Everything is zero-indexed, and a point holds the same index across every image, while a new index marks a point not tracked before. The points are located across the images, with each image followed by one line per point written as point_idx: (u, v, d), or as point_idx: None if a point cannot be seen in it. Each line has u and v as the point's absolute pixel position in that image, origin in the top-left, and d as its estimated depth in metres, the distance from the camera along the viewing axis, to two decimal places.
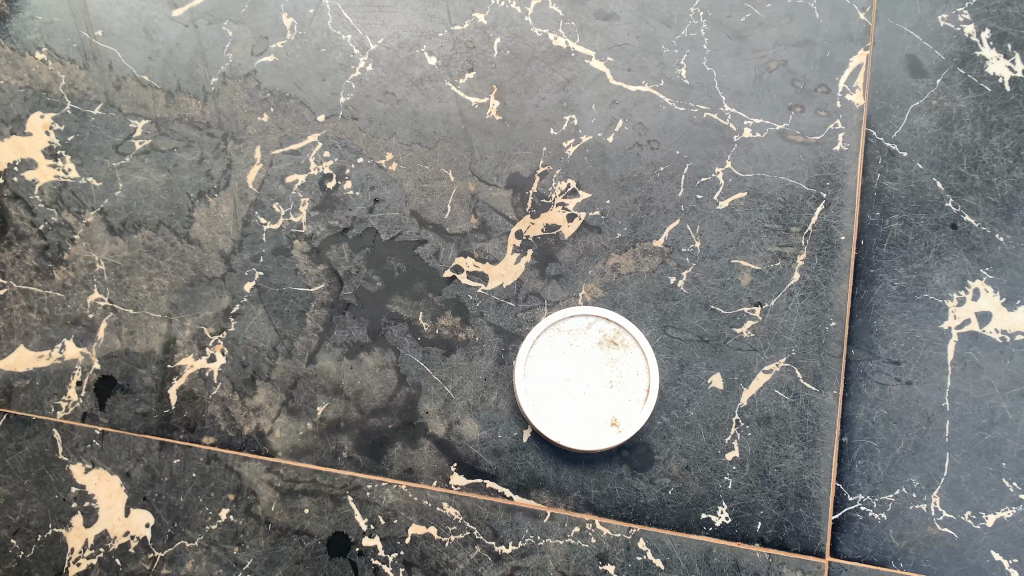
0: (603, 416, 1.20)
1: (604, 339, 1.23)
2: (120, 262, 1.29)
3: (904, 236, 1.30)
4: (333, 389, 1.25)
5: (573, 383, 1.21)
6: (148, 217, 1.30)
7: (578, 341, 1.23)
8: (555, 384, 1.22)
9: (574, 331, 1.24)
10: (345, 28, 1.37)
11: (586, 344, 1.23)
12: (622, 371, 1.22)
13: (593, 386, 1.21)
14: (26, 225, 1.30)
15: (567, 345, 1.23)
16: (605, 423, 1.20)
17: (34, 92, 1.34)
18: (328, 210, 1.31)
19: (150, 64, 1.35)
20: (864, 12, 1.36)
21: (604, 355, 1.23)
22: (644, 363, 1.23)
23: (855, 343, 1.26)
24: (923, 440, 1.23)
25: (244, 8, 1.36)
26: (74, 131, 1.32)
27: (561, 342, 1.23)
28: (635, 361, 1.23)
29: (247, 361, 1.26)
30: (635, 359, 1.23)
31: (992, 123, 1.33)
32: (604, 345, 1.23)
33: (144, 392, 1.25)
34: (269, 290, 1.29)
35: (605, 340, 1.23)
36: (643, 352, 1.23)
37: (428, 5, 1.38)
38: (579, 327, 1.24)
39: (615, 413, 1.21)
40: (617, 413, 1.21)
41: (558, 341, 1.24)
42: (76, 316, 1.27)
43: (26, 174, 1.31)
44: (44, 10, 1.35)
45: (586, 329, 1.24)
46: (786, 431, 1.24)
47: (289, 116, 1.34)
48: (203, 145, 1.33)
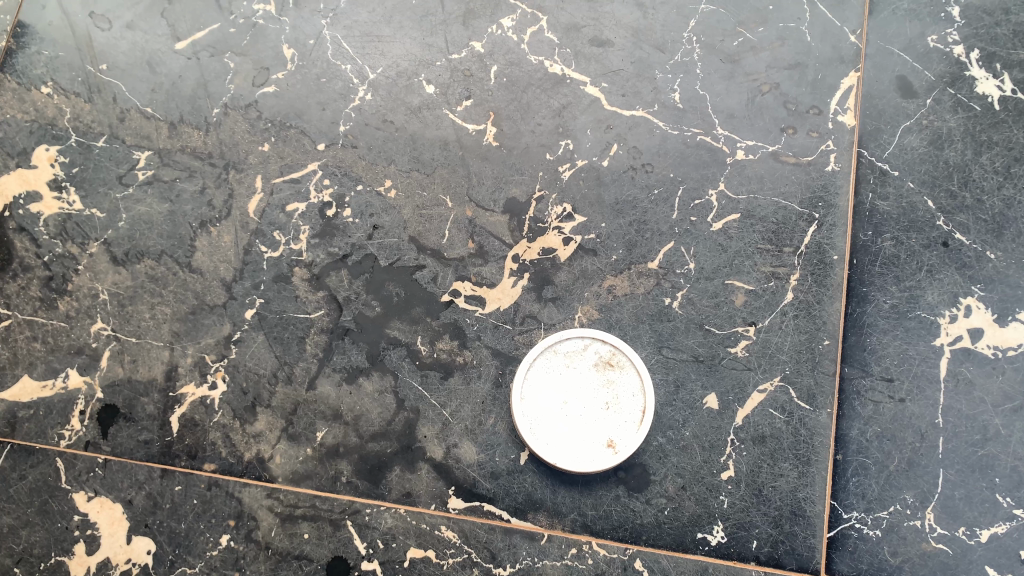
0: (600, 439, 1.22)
1: (599, 361, 1.25)
2: (124, 291, 1.31)
3: (895, 254, 1.31)
4: (333, 415, 1.27)
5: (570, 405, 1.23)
6: (150, 247, 1.33)
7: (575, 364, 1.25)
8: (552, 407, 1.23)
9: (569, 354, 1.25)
10: (344, 58, 1.40)
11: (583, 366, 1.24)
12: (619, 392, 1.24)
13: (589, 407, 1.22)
14: (31, 256, 1.32)
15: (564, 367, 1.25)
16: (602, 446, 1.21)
17: (40, 125, 1.37)
18: (328, 237, 1.33)
19: (153, 95, 1.38)
20: (855, 34, 1.39)
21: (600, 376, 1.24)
22: (640, 385, 1.24)
23: (848, 361, 1.27)
24: (916, 457, 1.24)
25: (245, 39, 1.40)
26: (78, 163, 1.35)
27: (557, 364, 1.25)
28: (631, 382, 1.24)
29: (248, 388, 1.28)
30: (631, 380, 1.24)
31: (981, 141, 1.35)
32: (599, 367, 1.25)
33: (146, 420, 1.27)
34: (270, 317, 1.31)
35: (599, 362, 1.25)
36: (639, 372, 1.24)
37: (426, 35, 1.41)
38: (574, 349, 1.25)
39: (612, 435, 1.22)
40: (614, 436, 1.22)
41: (554, 364, 1.25)
42: (80, 345, 1.30)
43: (31, 206, 1.34)
44: (50, 45, 1.39)
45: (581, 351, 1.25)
46: (781, 450, 1.25)
47: (290, 145, 1.37)
48: (205, 175, 1.35)
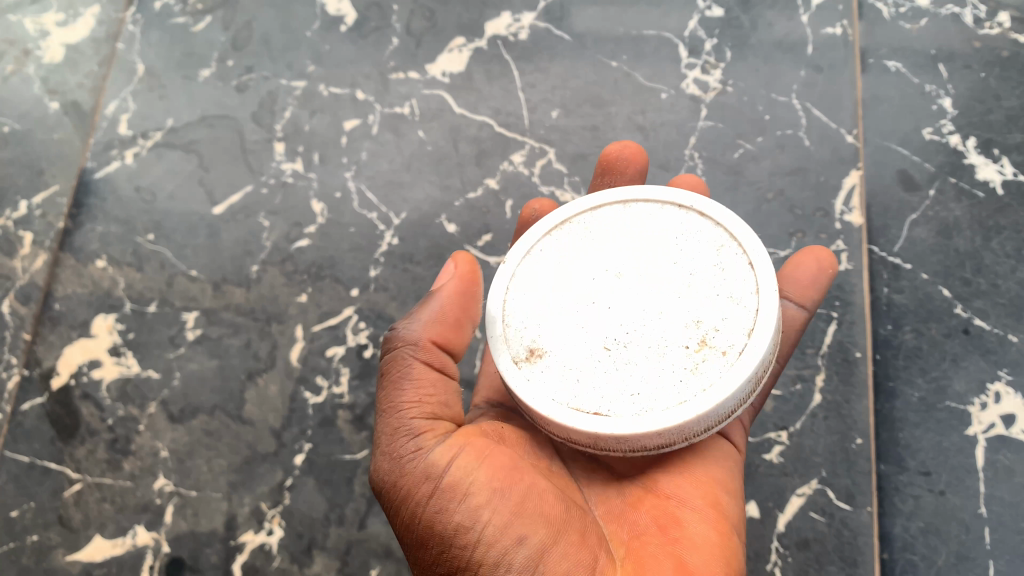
0: (766, 319, 0.95)
1: (497, 293, 1.08)
2: (182, 447, 1.39)
3: (918, 346, 1.34)
4: (384, 551, 1.31)
5: (724, 353, 0.94)
6: (203, 402, 1.41)
7: (536, 334, 1.02)
8: (657, 397, 0.93)
9: (514, 352, 1.02)
10: (369, 206, 1.50)
11: (518, 308, 1.05)
12: (609, 257, 1.03)
13: (585, 337, 0.99)
14: (96, 420, 1.41)
15: (561, 367, 0.99)
16: (740, 321, 0.96)
17: (98, 297, 1.48)
18: (367, 377, 1.40)
19: (199, 259, 1.49)
20: (851, 135, 1.46)
21: (552, 289, 1.04)
22: (558, 232, 1.09)
23: (882, 458, 1.30)
24: (964, 550, 1.24)
25: (277, 197, 1.52)
26: (135, 328, 1.46)
27: (595, 386, 0.96)
28: (552, 245, 1.08)
29: (303, 531, 1.33)
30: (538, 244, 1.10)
31: (989, 227, 1.38)
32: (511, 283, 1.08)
33: (209, 570, 1.33)
34: (319, 461, 1.37)
35: (617, 343, 0.97)
36: (525, 243, 1.10)
37: (444, 178, 1.51)
38: (498, 342, 1.04)
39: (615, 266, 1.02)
40: (634, 269, 1.01)
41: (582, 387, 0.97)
42: (145, 503, 1.37)
43: (94, 373, 1.44)
44: (103, 222, 1.53)
45: (525, 347, 1.02)
46: (826, 554, 1.26)
47: (326, 294, 1.45)
48: (250, 329, 1.45)
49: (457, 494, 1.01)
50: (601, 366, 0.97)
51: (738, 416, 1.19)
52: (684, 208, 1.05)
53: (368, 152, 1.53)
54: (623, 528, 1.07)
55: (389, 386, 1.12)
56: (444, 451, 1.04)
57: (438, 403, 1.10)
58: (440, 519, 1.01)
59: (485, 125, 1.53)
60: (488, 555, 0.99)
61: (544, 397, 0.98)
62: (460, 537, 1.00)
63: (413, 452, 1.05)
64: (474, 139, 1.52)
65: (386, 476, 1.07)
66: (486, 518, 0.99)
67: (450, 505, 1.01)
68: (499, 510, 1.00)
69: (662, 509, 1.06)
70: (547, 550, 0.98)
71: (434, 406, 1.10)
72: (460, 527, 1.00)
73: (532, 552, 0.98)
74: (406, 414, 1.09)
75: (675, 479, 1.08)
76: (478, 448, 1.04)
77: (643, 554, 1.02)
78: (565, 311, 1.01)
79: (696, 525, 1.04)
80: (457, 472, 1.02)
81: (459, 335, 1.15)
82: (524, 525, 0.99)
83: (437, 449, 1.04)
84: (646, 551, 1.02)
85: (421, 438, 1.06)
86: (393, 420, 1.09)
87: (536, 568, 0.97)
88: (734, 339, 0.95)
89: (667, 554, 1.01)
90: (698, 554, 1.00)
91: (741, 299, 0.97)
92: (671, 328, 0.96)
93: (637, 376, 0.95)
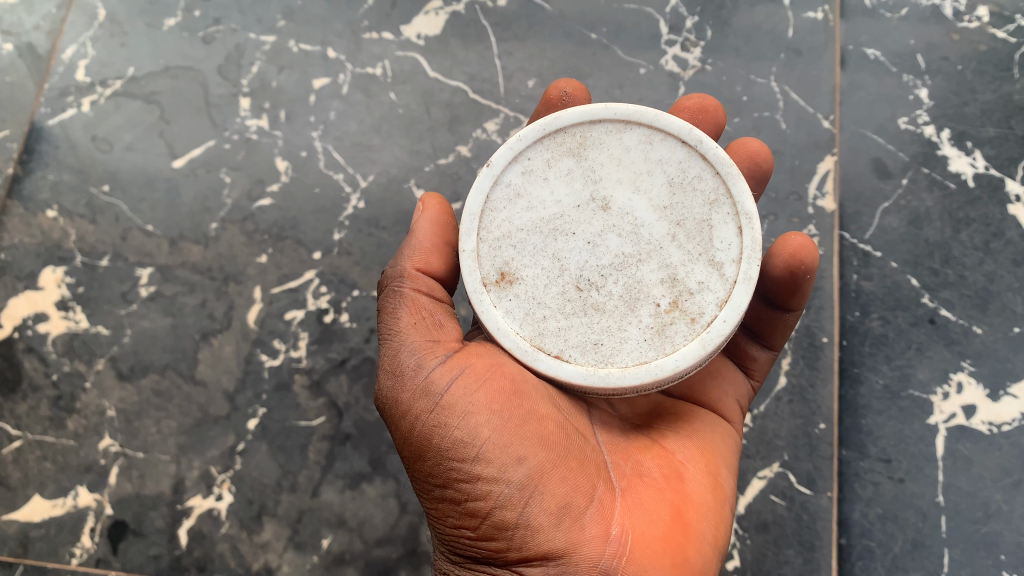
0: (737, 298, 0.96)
1: (478, 191, 1.02)
2: (129, 407, 1.34)
3: (884, 334, 1.34)
4: (338, 521, 1.28)
5: (688, 315, 0.97)
6: (154, 361, 1.36)
7: (510, 256, 1.00)
8: (620, 352, 0.97)
9: (483, 272, 1.00)
10: (337, 167, 1.46)
11: (496, 220, 1.01)
12: (597, 186, 0.99)
13: (559, 270, 0.98)
14: (40, 376, 1.35)
15: (532, 299, 0.99)
16: (712, 288, 0.97)
17: (46, 249, 1.42)
18: (327, 343, 1.36)
19: (155, 214, 1.44)
20: (828, 120, 1.45)
21: (532, 210, 1.00)
22: (551, 140, 1.02)
23: (844, 444, 1.29)
24: (920, 537, 1.25)
25: (240, 154, 1.47)
26: (85, 283, 1.40)
27: (561, 327, 0.98)
28: (543, 158, 1.02)
29: (253, 497, 1.30)
30: (527, 149, 1.02)
31: (959, 219, 1.39)
32: (494, 189, 1.02)
33: (154, 534, 1.29)
34: (273, 426, 1.32)
35: (590, 284, 0.97)
36: (515, 144, 1.02)
37: (414, 142, 1.47)
38: (468, 255, 1.01)
39: (603, 199, 0.99)
40: (619, 208, 0.99)
41: (548, 325, 0.98)
42: (89, 463, 1.32)
43: (39, 327, 1.38)
44: (55, 170, 1.47)
45: (498, 267, 1.00)
46: (784, 537, 1.26)
47: (287, 255, 1.41)
48: (206, 288, 1.40)
49: (458, 411, 0.99)
50: (571, 307, 0.98)
51: (734, 394, 1.21)
52: (685, 145, 1.00)
53: (337, 112, 1.49)
54: (626, 463, 1.06)
55: (386, 314, 1.10)
56: (445, 373, 1.01)
57: (431, 322, 1.07)
58: (442, 432, 0.99)
59: (458, 91, 1.49)
60: (488, 471, 0.97)
61: (509, 326, 0.99)
62: (460, 451, 0.98)
63: (414, 368, 1.03)
64: (447, 105, 1.49)
65: (386, 394, 1.05)
66: (487, 434, 0.98)
67: (451, 420, 0.99)
68: (501, 427, 0.98)
69: (665, 460, 1.07)
70: (547, 473, 0.97)
71: (427, 325, 1.07)
72: (457, 442, 0.98)
73: (532, 472, 0.97)
74: (403, 337, 1.06)
75: (681, 438, 1.11)
76: (480, 367, 1.02)
77: (640, 494, 1.02)
78: (544, 237, 0.99)
79: (695, 482, 1.05)
80: (457, 392, 1.00)
81: (441, 259, 1.12)
82: (525, 446, 0.98)
83: (440, 367, 1.02)
84: (645, 492, 1.02)
85: (423, 356, 1.04)
86: (391, 342, 1.07)
87: (536, 488, 0.96)
88: (703, 306, 0.97)
89: (663, 501, 1.02)
90: (693, 509, 1.02)
91: (719, 266, 0.97)
92: (645, 283, 0.97)
93: (604, 326, 0.97)
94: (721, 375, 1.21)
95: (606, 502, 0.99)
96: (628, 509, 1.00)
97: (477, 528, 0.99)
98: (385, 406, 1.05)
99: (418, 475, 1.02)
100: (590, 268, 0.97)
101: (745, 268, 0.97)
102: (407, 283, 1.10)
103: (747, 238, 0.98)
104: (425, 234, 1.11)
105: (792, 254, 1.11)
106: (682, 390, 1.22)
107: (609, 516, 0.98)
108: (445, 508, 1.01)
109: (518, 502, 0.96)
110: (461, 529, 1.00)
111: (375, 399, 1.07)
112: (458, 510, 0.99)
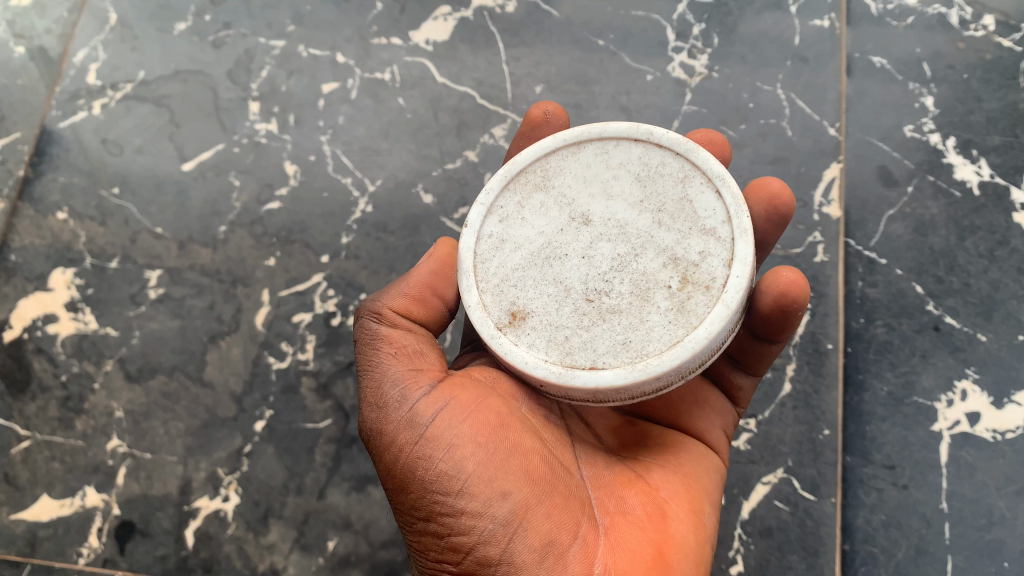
0: (742, 253, 0.95)
1: (466, 250, 1.04)
2: (137, 408, 1.35)
3: (889, 341, 1.34)
4: (343, 523, 1.29)
5: (709, 284, 0.95)
6: (162, 363, 1.37)
7: (515, 295, 1.00)
8: (650, 342, 0.94)
9: (494, 318, 1.00)
10: (345, 171, 1.47)
11: (490, 269, 1.03)
12: (572, 208, 1.01)
13: (565, 292, 0.97)
14: (49, 377, 1.36)
15: (549, 325, 0.98)
16: (714, 253, 0.96)
17: (56, 250, 1.43)
18: (333, 345, 1.37)
19: (164, 217, 1.45)
20: (833, 128, 1.46)
21: (521, 248, 1.01)
22: (515, 183, 1.05)
23: (848, 450, 1.30)
24: (924, 544, 1.25)
25: (249, 158, 1.48)
26: (94, 284, 1.41)
27: (587, 341, 0.96)
28: (514, 202, 1.04)
29: (260, 499, 1.30)
30: (498, 199, 1.05)
31: (964, 227, 1.39)
32: (479, 243, 1.04)
33: (161, 535, 1.30)
34: (280, 428, 1.33)
35: (598, 293, 0.96)
36: (484, 198, 1.06)
37: (422, 147, 1.48)
38: (474, 308, 1.01)
39: (583, 215, 1.00)
40: (605, 217, 0.99)
41: (574, 343, 0.96)
42: (97, 463, 1.33)
43: (49, 328, 1.39)
44: (65, 173, 1.48)
45: (507, 309, 1.00)
46: (789, 542, 1.26)
47: (295, 258, 1.42)
48: (214, 291, 1.41)
49: (442, 444, 1.00)
50: (588, 320, 0.96)
51: (721, 424, 1.20)
52: (639, 142, 1.03)
53: (345, 117, 1.50)
54: (610, 500, 1.06)
55: (364, 351, 1.11)
56: (427, 407, 1.02)
57: (412, 352, 1.09)
58: (427, 467, 0.99)
59: (466, 96, 1.50)
60: (473, 505, 0.97)
61: (537, 357, 0.97)
62: (445, 483, 0.98)
63: (397, 400, 1.04)
64: (454, 110, 1.50)
65: (370, 427, 1.05)
66: (472, 468, 0.98)
67: (435, 454, 0.99)
68: (485, 463, 0.99)
69: (648, 496, 1.07)
70: (532, 509, 0.98)
71: (408, 356, 1.08)
72: (442, 476, 0.98)
73: (516, 507, 0.97)
74: (384, 371, 1.07)
75: (665, 474, 1.10)
76: (464, 400, 1.03)
77: (622, 532, 1.02)
78: (540, 268, 0.99)
79: (677, 522, 1.05)
80: (442, 425, 1.01)
81: (426, 309, 1.13)
82: (509, 481, 0.98)
83: (424, 399, 1.03)
84: (628, 531, 1.02)
85: (406, 387, 1.05)
86: (375, 377, 1.07)
87: (520, 524, 0.97)
88: (712, 272, 0.95)
89: (646, 540, 1.01)
90: (675, 549, 1.02)
91: (712, 231, 0.97)
92: (651, 272, 0.96)
93: (626, 323, 0.95)
94: (708, 404, 1.21)
95: (589, 540, 1.00)
96: (611, 547, 1.00)
97: (458, 564, 0.99)
98: (370, 439, 1.05)
99: (401, 507, 1.03)
100: (593, 278, 0.97)
101: (737, 224, 0.97)
102: (381, 324, 1.11)
103: (728, 197, 0.98)
104: (414, 281, 1.12)
105: (772, 196, 1.17)
106: (670, 418, 1.20)
107: (591, 555, 0.98)
108: (427, 542, 1.01)
109: (503, 537, 0.97)
110: (443, 563, 1.00)
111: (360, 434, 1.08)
112: (440, 544, 1.00)
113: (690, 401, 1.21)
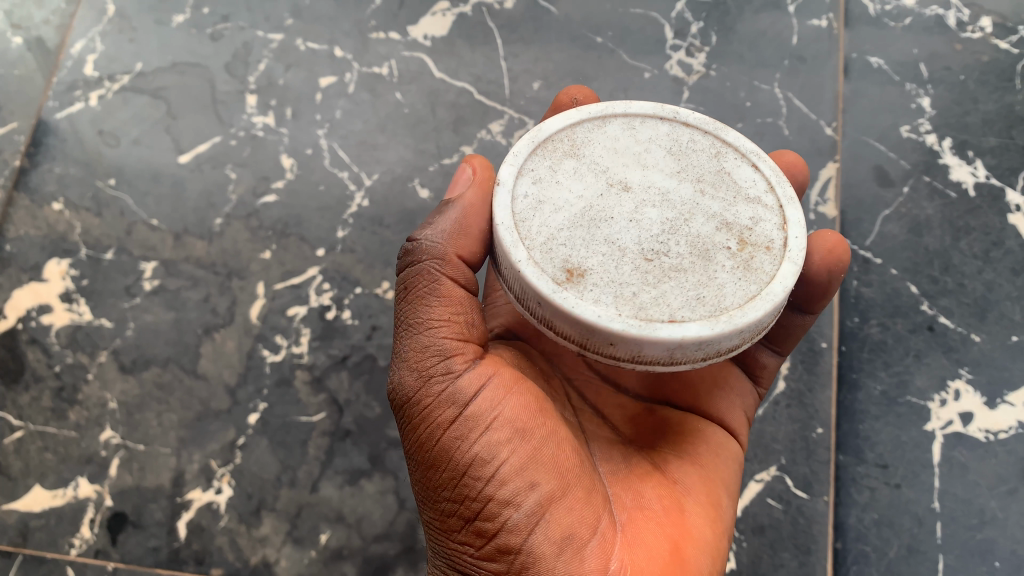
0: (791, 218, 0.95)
1: (501, 209, 0.94)
2: (131, 399, 1.34)
3: (883, 340, 1.35)
4: (335, 516, 1.27)
5: (765, 247, 0.92)
6: (156, 355, 1.36)
7: (568, 253, 0.90)
8: (725, 296, 0.89)
9: (550, 274, 0.89)
10: (341, 165, 1.47)
11: (532, 229, 0.92)
12: (609, 174, 0.95)
13: (621, 251, 0.89)
14: (42, 367, 1.35)
15: (613, 282, 0.88)
16: (766, 218, 0.94)
17: (51, 240, 1.43)
18: (328, 339, 1.37)
19: (159, 209, 1.45)
20: (830, 127, 1.47)
21: (561, 210, 0.93)
22: (543, 149, 0.98)
23: (842, 449, 1.29)
24: (916, 543, 1.24)
25: (245, 151, 1.48)
26: (88, 275, 1.41)
27: (658, 297, 0.88)
28: (545, 164, 0.96)
29: (253, 492, 1.28)
30: (526, 162, 0.97)
31: (959, 227, 1.39)
32: (515, 203, 0.94)
33: (154, 527, 1.27)
34: (274, 421, 1.32)
35: (657, 253, 0.89)
36: (513, 160, 0.96)
37: (419, 142, 1.48)
38: (525, 265, 0.90)
39: (623, 181, 0.94)
40: (648, 181, 0.94)
41: (642, 300, 0.87)
42: (90, 454, 1.31)
43: (44, 318, 1.38)
44: (62, 163, 1.48)
45: (562, 266, 0.89)
46: (780, 540, 1.24)
47: (290, 252, 1.42)
48: (209, 283, 1.40)
49: (480, 426, 0.97)
50: (653, 277, 0.88)
51: (742, 405, 1.21)
52: (666, 120, 1.01)
53: (343, 111, 1.50)
54: (628, 494, 1.05)
55: (412, 305, 1.05)
56: (467, 383, 0.99)
57: (463, 316, 1.04)
58: (460, 448, 0.97)
59: (464, 92, 1.51)
60: (502, 492, 0.95)
61: (608, 312, 0.87)
62: (477, 467, 0.96)
63: (442, 372, 1.00)
64: (452, 105, 1.50)
65: (406, 394, 1.02)
66: (506, 455, 0.96)
67: (470, 434, 0.97)
68: (519, 450, 0.96)
69: (666, 492, 1.06)
70: (557, 501, 0.96)
71: (457, 320, 1.03)
72: (474, 461, 0.96)
73: (543, 498, 0.95)
74: (430, 330, 1.02)
75: (685, 470, 1.10)
76: (506, 381, 1.01)
77: (639, 528, 1.01)
78: (588, 229, 0.91)
79: (695, 520, 1.04)
80: (481, 404, 0.98)
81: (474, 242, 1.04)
82: (539, 471, 0.96)
83: (469, 374, 1.00)
84: (646, 526, 1.01)
85: (452, 359, 1.00)
86: (420, 338, 1.03)
87: (545, 515, 0.95)
88: (770, 234, 0.93)
89: (663, 536, 1.00)
90: (691, 547, 1.01)
91: (759, 199, 0.95)
92: (705, 235, 0.91)
93: (695, 280, 0.89)
94: (728, 387, 1.21)
95: (608, 536, 0.97)
96: (628, 544, 0.98)
97: (479, 548, 0.97)
98: (401, 406, 1.02)
99: (426, 482, 1.01)
100: (648, 240, 0.90)
101: (782, 192, 0.96)
102: (441, 269, 1.04)
103: (766, 169, 0.98)
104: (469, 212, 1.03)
105: (788, 168, 1.20)
106: (688, 402, 1.20)
107: (610, 550, 0.97)
108: (450, 521, 0.99)
109: (526, 528, 0.94)
110: (463, 545, 0.99)
111: (392, 398, 1.04)
112: (464, 526, 0.98)
113: (709, 382, 1.21)
